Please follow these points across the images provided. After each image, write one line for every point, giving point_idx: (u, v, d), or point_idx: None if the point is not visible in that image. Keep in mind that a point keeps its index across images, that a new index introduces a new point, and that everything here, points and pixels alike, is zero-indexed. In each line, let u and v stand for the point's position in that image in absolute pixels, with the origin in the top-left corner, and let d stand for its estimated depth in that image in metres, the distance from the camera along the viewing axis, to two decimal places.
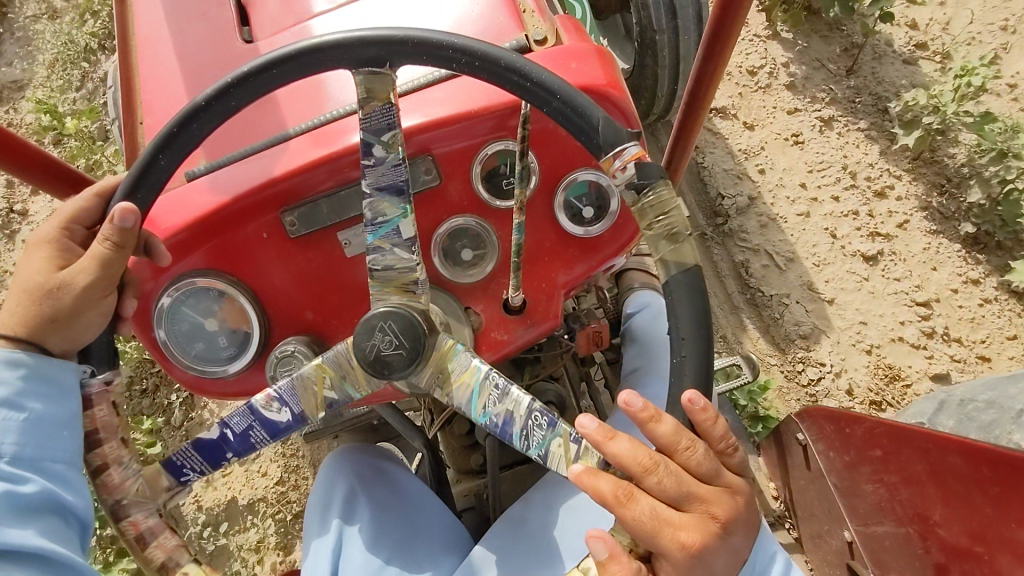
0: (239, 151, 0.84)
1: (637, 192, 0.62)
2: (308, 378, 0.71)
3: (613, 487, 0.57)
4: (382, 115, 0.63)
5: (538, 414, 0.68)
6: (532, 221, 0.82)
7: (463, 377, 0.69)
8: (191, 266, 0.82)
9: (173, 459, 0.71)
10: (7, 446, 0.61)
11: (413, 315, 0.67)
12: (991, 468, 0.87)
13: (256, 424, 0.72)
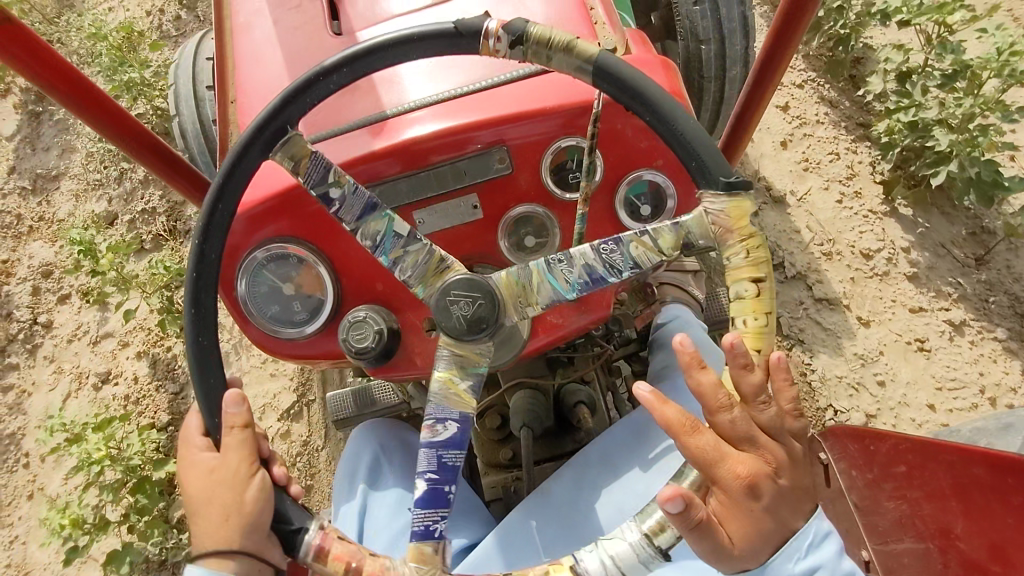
0: (325, 131, 0.91)
1: (519, 43, 0.70)
2: (443, 388, 0.75)
3: (678, 416, 0.63)
4: (316, 165, 0.76)
5: (604, 245, 0.72)
6: (593, 214, 0.88)
7: (533, 277, 0.74)
8: (277, 234, 0.90)
9: (417, 531, 0.70)
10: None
11: (470, 275, 0.75)
12: (1016, 478, 0.95)
13: (441, 451, 0.73)
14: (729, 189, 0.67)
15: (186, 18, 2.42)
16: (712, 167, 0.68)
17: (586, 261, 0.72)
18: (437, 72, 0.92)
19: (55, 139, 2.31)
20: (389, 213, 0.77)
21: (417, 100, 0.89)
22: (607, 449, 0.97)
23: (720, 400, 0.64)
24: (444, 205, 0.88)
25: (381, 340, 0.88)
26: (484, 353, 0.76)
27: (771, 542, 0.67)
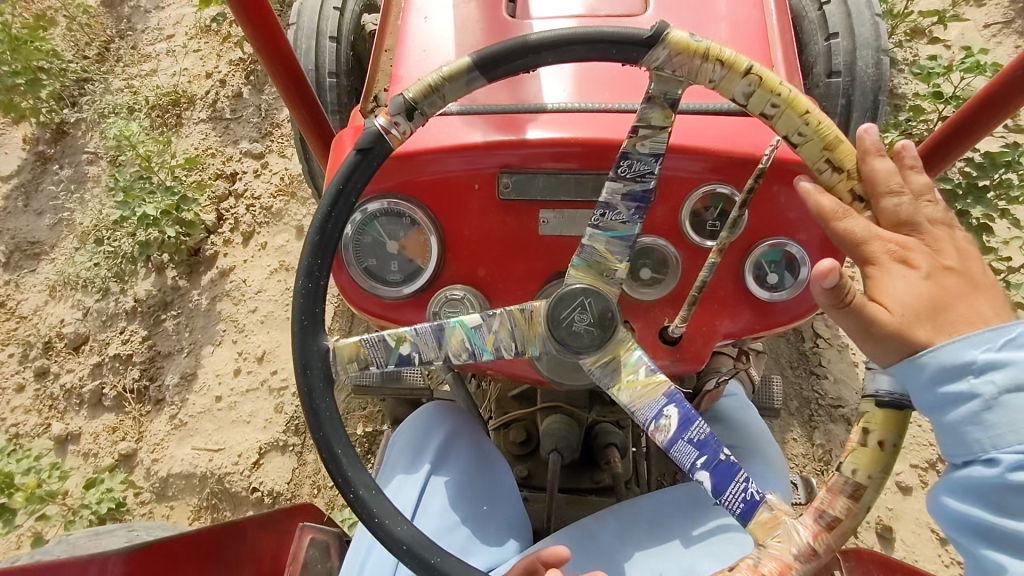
0: (469, 110, 0.90)
1: (412, 112, 0.72)
2: (624, 376, 0.73)
3: (833, 202, 0.63)
4: (372, 345, 0.76)
5: (623, 169, 0.72)
6: (720, 270, 0.85)
7: (600, 251, 0.74)
8: (400, 189, 0.88)
9: (741, 514, 0.68)
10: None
11: (559, 293, 0.73)
12: None
13: (683, 439, 0.71)
14: (655, 42, 0.66)
15: (246, 97, 2.23)
16: (627, 39, 0.67)
17: (620, 190, 0.72)
18: (604, 86, 0.91)
19: (51, 203, 2.23)
20: (455, 321, 0.76)
21: (579, 106, 0.88)
22: (653, 514, 0.94)
23: (889, 184, 0.64)
24: (574, 212, 0.86)
25: None
26: (626, 341, 0.74)
27: (942, 313, 0.58)
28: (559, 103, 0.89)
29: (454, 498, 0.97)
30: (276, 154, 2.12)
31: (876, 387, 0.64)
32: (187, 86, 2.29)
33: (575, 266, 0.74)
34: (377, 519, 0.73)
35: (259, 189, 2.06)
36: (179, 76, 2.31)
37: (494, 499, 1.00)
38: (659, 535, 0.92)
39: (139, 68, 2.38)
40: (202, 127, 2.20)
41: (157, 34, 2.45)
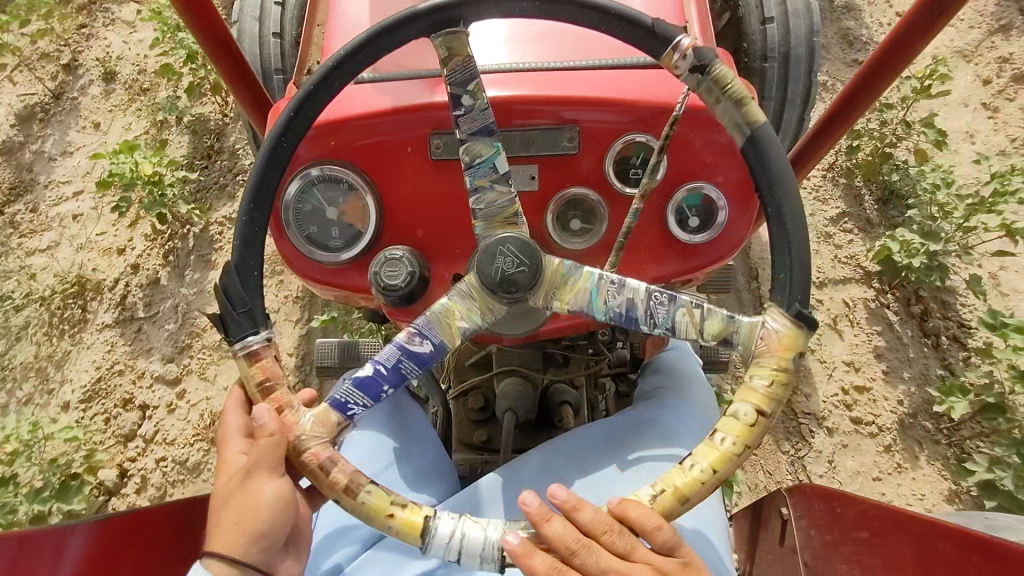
0: (403, 73, 0.93)
1: (700, 72, 0.73)
2: (443, 314, 0.78)
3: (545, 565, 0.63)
4: (462, 70, 0.76)
5: (658, 295, 0.75)
6: (644, 215, 0.90)
7: (585, 278, 0.77)
8: (338, 155, 0.91)
9: (337, 397, 0.74)
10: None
11: (526, 237, 0.77)
12: (979, 557, 0.92)
13: (404, 358, 0.76)
14: (798, 316, 0.69)
15: (164, 282, 2.06)
16: (795, 288, 0.69)
17: (636, 295, 0.76)
18: (530, 46, 0.94)
19: None
20: (499, 145, 0.79)
21: (513, 65, 0.91)
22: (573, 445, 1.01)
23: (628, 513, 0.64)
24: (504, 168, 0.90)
25: (411, 282, 0.89)
26: (496, 310, 0.79)
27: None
28: (484, 65, 0.92)
29: (371, 450, 1.03)
30: (195, 376, 1.89)
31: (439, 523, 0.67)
32: (92, 270, 2.10)
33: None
34: (241, 332, 0.73)
35: (175, 433, 1.82)
36: (83, 254, 2.14)
37: (412, 438, 1.06)
38: (592, 465, 0.98)
39: (40, 239, 2.21)
40: (107, 335, 2.00)
41: (59, 193, 2.29)
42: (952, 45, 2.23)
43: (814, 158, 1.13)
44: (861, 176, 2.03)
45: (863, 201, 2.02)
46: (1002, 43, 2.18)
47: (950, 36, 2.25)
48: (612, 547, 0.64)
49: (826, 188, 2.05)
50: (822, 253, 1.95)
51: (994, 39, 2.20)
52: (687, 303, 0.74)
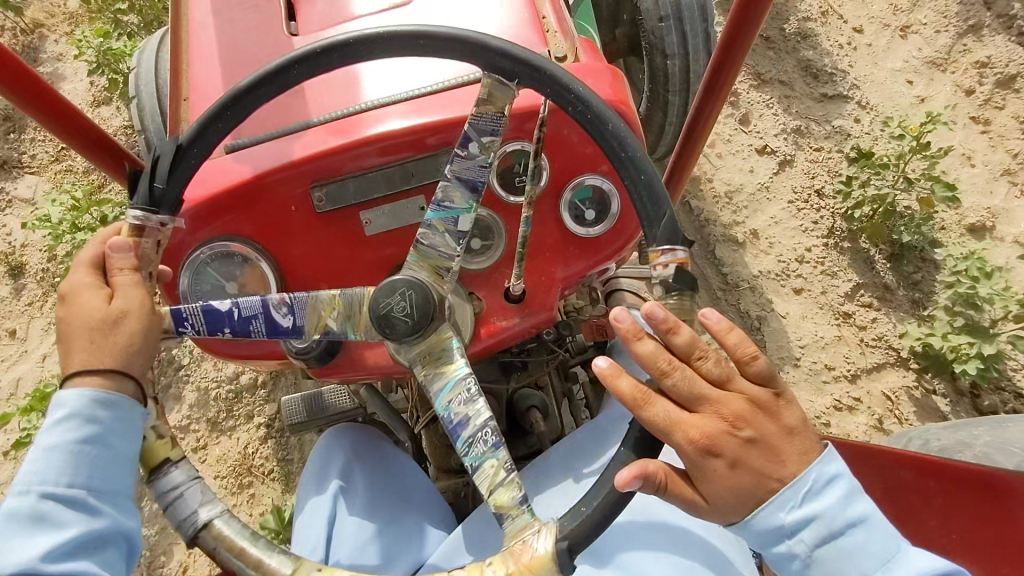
0: (272, 132, 0.91)
1: (665, 290, 0.70)
2: (321, 301, 0.80)
3: (632, 388, 0.66)
4: (491, 120, 0.77)
5: (489, 431, 0.75)
6: (538, 218, 0.90)
7: (445, 370, 0.78)
8: (223, 229, 0.89)
9: (180, 310, 0.78)
10: (94, 481, 0.65)
11: (430, 293, 0.76)
12: (936, 480, 0.95)
13: (260, 317, 0.80)
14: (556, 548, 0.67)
15: None
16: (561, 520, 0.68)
17: (473, 417, 0.75)
18: (395, 79, 0.93)
19: None
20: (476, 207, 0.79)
21: (375, 101, 0.89)
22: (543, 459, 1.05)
23: (662, 365, 0.66)
24: (392, 206, 0.89)
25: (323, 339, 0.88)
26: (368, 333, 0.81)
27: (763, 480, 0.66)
28: (350, 107, 0.91)
29: (366, 506, 1.00)
30: None
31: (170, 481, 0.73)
32: None
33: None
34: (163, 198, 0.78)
35: None
36: None
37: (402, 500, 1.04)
38: (557, 475, 1.01)
39: None
40: None
41: None
42: (921, 54, 2.06)
43: (715, 106, 1.13)
44: (867, 235, 1.83)
45: (877, 266, 1.81)
46: (976, 45, 2.03)
47: (916, 46, 2.07)
48: (709, 373, 0.68)
49: (833, 259, 1.83)
50: (848, 338, 1.75)
51: (966, 41, 2.05)
52: (499, 460, 0.74)
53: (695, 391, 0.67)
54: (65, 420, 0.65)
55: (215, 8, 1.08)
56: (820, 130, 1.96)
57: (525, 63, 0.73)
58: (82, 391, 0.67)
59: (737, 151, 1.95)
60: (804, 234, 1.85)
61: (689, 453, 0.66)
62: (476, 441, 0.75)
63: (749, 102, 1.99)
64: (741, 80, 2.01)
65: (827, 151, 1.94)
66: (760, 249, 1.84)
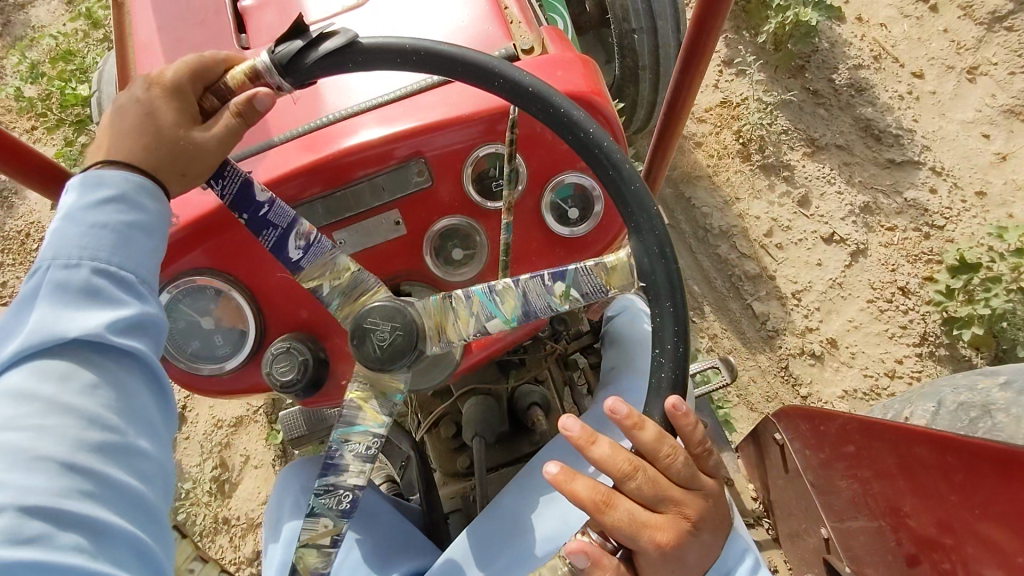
0: (235, 154, 0.86)
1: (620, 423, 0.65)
2: (336, 263, 0.74)
3: (593, 492, 0.64)
4: (589, 284, 0.72)
5: (348, 496, 0.75)
6: (520, 221, 0.86)
7: (361, 415, 0.75)
8: (190, 263, 0.85)
9: (227, 170, 0.74)
10: (142, 272, 0.63)
11: (418, 339, 0.72)
12: (954, 455, 0.92)
13: (275, 234, 0.74)
14: None
15: None
16: None
17: (348, 478, 0.75)
18: (356, 89, 0.88)
19: None
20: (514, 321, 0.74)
21: (339, 113, 0.84)
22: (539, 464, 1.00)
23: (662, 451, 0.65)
24: (365, 223, 0.84)
25: (307, 370, 0.84)
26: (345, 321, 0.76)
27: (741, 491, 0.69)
28: (316, 120, 0.86)
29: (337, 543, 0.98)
30: None
31: None
32: None
33: (493, 315, 0.74)
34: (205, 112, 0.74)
35: None
36: None
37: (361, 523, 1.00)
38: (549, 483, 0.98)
39: None
40: None
41: None
42: (995, 102, 1.92)
43: (695, 76, 1.08)
44: (967, 342, 1.73)
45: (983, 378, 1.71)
46: None
47: (989, 90, 1.94)
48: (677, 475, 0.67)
49: (929, 370, 1.73)
50: None
51: None
52: (334, 525, 0.76)
53: (660, 492, 0.66)
54: (115, 201, 0.63)
55: (160, 25, 1.02)
56: (890, 205, 1.87)
57: (597, 144, 0.69)
58: (131, 178, 0.65)
59: (800, 241, 1.86)
60: (894, 342, 1.76)
61: (655, 555, 0.66)
62: (331, 492, 0.75)
63: (807, 177, 1.91)
64: (794, 149, 1.93)
65: (901, 230, 1.84)
66: (839, 361, 1.77)
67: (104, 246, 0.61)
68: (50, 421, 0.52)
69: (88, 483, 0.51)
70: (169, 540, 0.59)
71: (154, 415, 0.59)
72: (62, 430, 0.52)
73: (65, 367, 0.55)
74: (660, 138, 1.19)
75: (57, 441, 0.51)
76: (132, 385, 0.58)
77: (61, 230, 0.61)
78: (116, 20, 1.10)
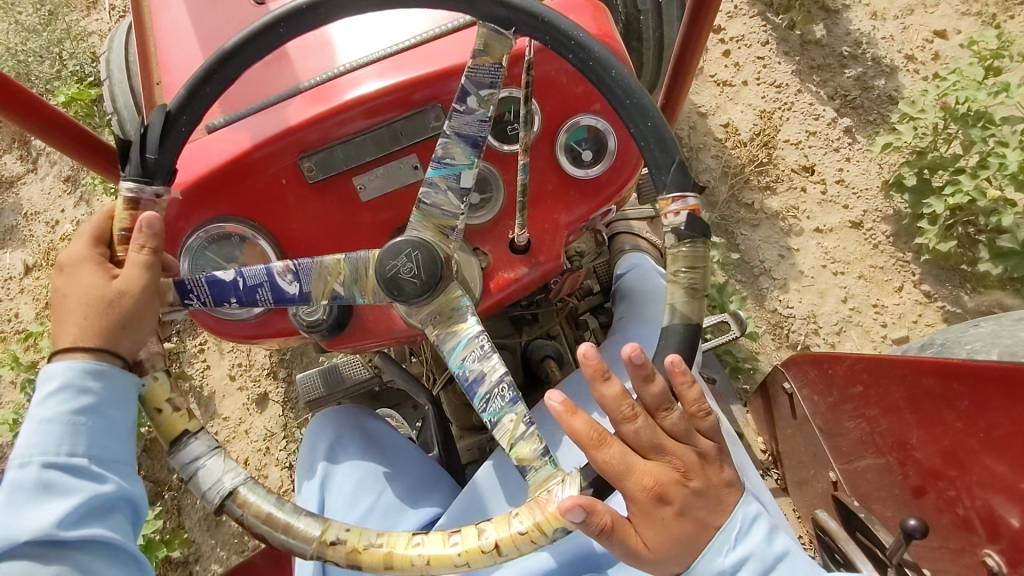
0: (255, 104, 0.88)
1: (678, 237, 0.71)
2: (327, 267, 0.77)
3: (587, 427, 0.68)
4: (490, 73, 0.76)
5: (506, 385, 0.75)
6: (535, 164, 0.88)
7: (464, 339, 0.76)
8: (216, 212, 0.87)
9: (183, 281, 0.77)
10: (90, 450, 0.66)
11: (437, 252, 0.75)
12: (960, 382, 0.94)
13: (265, 284, 0.78)
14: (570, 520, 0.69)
15: None
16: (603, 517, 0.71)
17: (490, 373, 0.75)
18: (365, 37, 0.90)
19: None
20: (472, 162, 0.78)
21: (356, 61, 0.86)
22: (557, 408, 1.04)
23: (624, 412, 0.68)
24: (385, 169, 0.87)
25: (333, 312, 0.87)
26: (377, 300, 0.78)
27: None
28: (336, 67, 0.88)
29: (356, 488, 1.02)
30: None
31: (190, 454, 0.71)
32: None
33: (461, 172, 0.77)
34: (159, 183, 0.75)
35: None
36: None
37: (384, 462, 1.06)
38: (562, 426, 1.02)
39: None
40: None
41: None
42: None
43: (704, 29, 1.11)
44: None
45: None
46: None
47: None
48: None
49: None
50: None
51: None
52: (517, 414, 0.74)
53: None
54: (59, 392, 0.66)
55: None
56: None
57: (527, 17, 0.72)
58: (73, 364, 0.67)
59: None
60: None
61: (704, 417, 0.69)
62: (495, 396, 0.75)
63: None
64: None
65: None
66: None
67: (80, 437, 0.66)
68: None
69: None
70: None
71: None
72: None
73: (25, 564, 0.63)
74: (670, 90, 1.21)
75: None
76: (101, 566, 0.65)
77: (26, 430, 0.66)
78: None
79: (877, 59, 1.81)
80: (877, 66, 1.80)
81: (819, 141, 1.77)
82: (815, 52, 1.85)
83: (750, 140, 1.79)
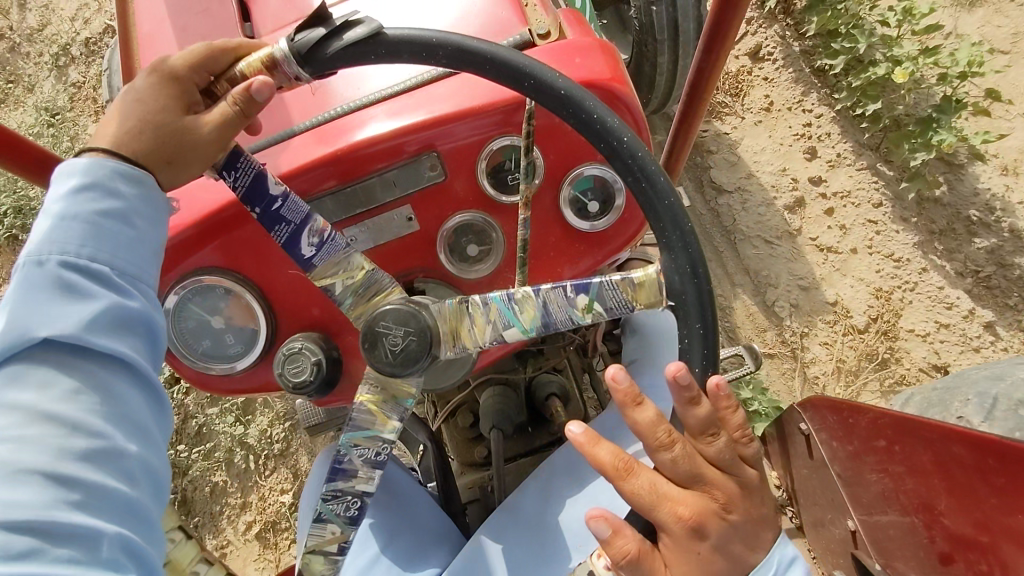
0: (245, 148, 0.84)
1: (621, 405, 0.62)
2: (352, 263, 0.74)
3: (613, 457, 0.61)
4: (620, 303, 0.69)
5: (357, 502, 0.76)
6: (537, 215, 0.83)
7: (374, 430, 0.75)
8: (203, 264, 0.83)
9: (240, 156, 0.72)
10: (115, 257, 0.61)
11: (429, 342, 0.70)
12: (996, 459, 0.88)
13: (291, 227, 0.73)
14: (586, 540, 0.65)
15: None
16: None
17: (356, 483, 0.75)
18: (360, 81, 0.85)
19: None
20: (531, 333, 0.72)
21: (348, 105, 0.81)
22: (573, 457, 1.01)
23: (660, 438, 0.61)
24: (375, 221, 0.81)
25: (320, 372, 0.81)
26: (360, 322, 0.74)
27: None
28: (329, 111, 0.82)
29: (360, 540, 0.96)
30: None
31: None
32: None
33: (511, 324, 0.71)
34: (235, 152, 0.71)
35: None
36: None
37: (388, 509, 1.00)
38: (579, 479, 0.98)
39: None
40: None
41: None
42: None
43: (720, 57, 1.04)
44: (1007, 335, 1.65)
45: None
46: None
47: None
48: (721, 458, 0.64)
49: None
50: None
51: None
52: (339, 532, 0.76)
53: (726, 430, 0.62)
54: (85, 188, 0.61)
55: (167, 14, 1.00)
56: None
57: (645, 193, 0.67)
58: (106, 162, 0.63)
59: None
60: None
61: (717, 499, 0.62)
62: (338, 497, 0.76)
63: None
64: None
65: None
66: None
67: (105, 241, 0.61)
68: (32, 431, 0.52)
69: (77, 492, 0.51)
70: (156, 540, 0.58)
71: (137, 406, 0.59)
72: (43, 439, 0.52)
73: (46, 372, 0.55)
74: (683, 119, 1.14)
75: (42, 449, 0.51)
76: (120, 388, 0.58)
77: (43, 224, 0.60)
78: (120, 10, 1.07)
79: (1014, 230, 1.67)
80: (1016, 239, 1.67)
81: (953, 335, 1.65)
82: (935, 213, 1.73)
83: (868, 326, 1.68)
